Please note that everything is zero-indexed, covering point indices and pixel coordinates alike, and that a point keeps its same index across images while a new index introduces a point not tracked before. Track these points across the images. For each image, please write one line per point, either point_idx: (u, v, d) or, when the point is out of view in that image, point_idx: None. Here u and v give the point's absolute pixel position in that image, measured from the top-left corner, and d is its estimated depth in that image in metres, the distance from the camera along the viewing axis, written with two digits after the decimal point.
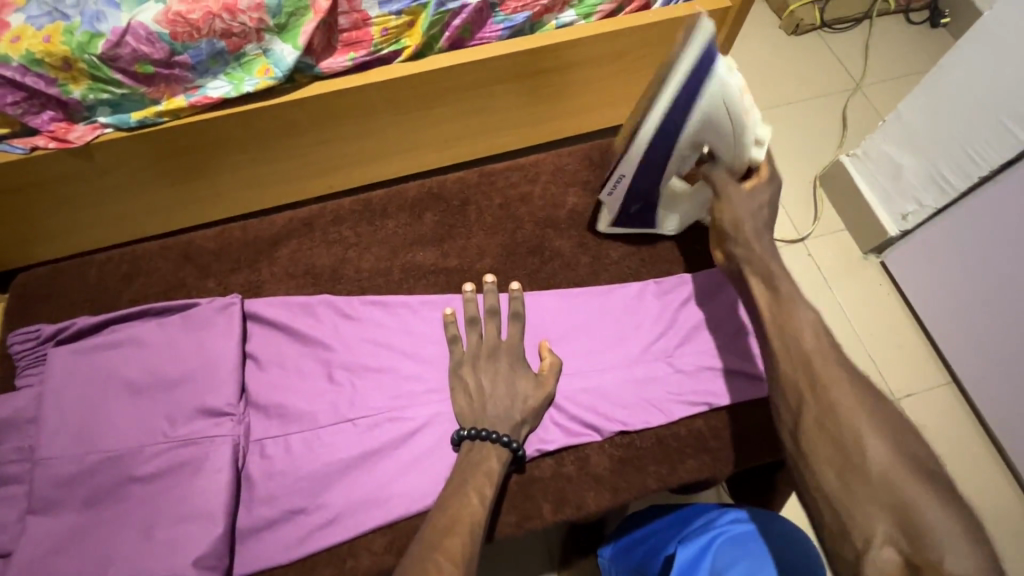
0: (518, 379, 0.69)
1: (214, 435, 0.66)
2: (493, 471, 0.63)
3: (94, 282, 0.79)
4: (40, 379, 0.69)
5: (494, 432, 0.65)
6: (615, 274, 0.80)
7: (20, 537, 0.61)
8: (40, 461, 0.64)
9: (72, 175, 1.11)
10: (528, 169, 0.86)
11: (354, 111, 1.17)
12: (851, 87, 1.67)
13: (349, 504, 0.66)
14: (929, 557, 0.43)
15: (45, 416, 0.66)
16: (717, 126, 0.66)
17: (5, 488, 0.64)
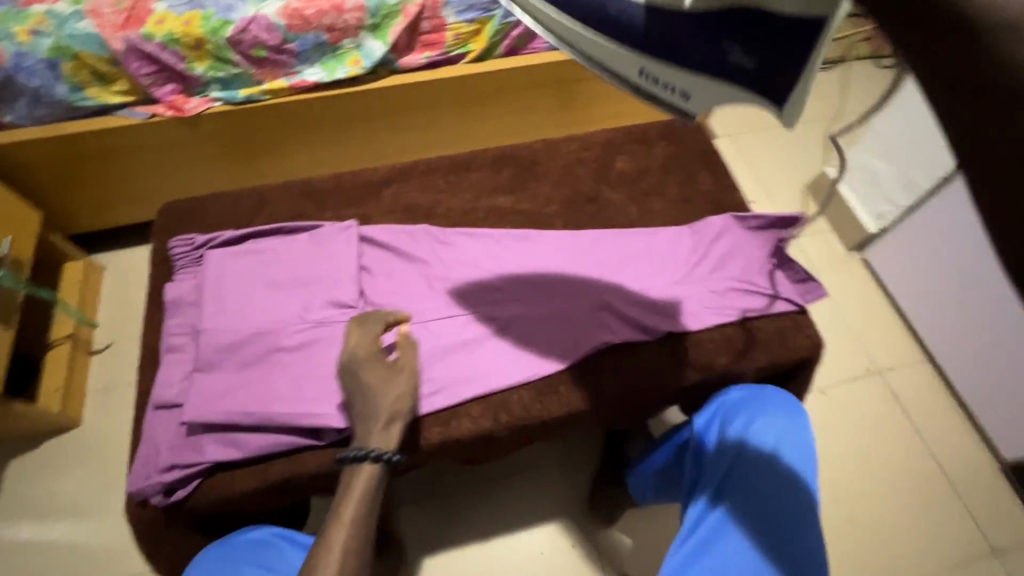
0: (387, 374, 0.75)
1: (343, 318, 0.82)
2: (369, 489, 0.66)
3: (230, 208, 0.95)
4: (199, 273, 0.84)
5: (363, 453, 0.67)
6: (657, 220, 0.99)
7: (188, 388, 0.75)
8: (203, 331, 0.78)
9: (178, 141, 1.28)
10: (584, 140, 1.07)
11: (418, 104, 1.37)
12: (833, 115, 1.97)
13: (452, 378, 0.81)
14: None
15: (205, 299, 0.81)
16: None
17: (171, 353, 0.79)
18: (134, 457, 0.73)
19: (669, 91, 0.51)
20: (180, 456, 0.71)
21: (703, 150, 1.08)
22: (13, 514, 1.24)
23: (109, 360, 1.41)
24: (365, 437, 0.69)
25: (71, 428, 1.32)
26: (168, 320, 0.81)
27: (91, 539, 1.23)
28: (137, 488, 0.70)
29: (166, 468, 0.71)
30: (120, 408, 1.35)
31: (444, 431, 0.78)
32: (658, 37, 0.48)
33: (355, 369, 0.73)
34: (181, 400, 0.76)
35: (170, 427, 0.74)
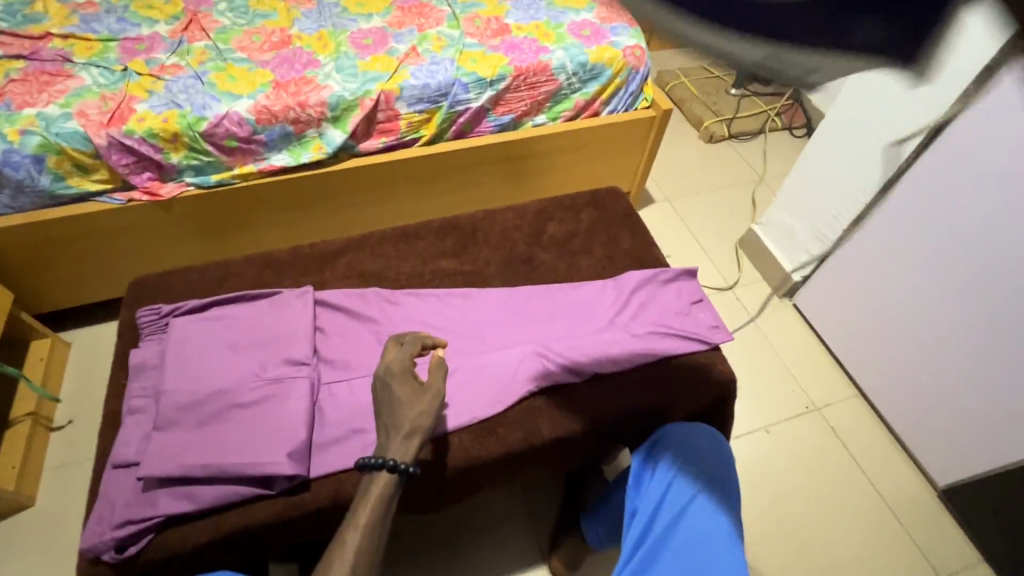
0: (414, 391, 0.83)
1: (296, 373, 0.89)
2: (383, 498, 0.73)
3: (195, 280, 1.04)
4: (163, 338, 0.91)
5: (384, 460, 0.75)
6: (585, 276, 1.12)
7: (147, 447, 0.80)
8: (164, 392, 0.85)
9: (152, 222, 1.39)
10: (519, 209, 1.21)
11: (377, 182, 1.52)
12: (756, 179, 2.23)
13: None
14: None
15: (167, 362, 0.88)
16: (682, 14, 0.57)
17: (132, 415, 0.84)
18: (89, 516, 0.76)
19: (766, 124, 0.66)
20: (134, 513, 0.75)
21: (624, 213, 1.23)
22: None
23: (69, 437, 1.41)
24: (386, 448, 0.77)
25: (23, 508, 1.30)
26: (131, 383, 0.87)
27: None
28: (89, 546, 0.73)
29: (120, 524, 0.75)
30: (78, 485, 1.35)
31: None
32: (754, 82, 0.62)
33: (387, 383, 0.83)
34: (139, 458, 0.80)
35: (126, 485, 0.78)
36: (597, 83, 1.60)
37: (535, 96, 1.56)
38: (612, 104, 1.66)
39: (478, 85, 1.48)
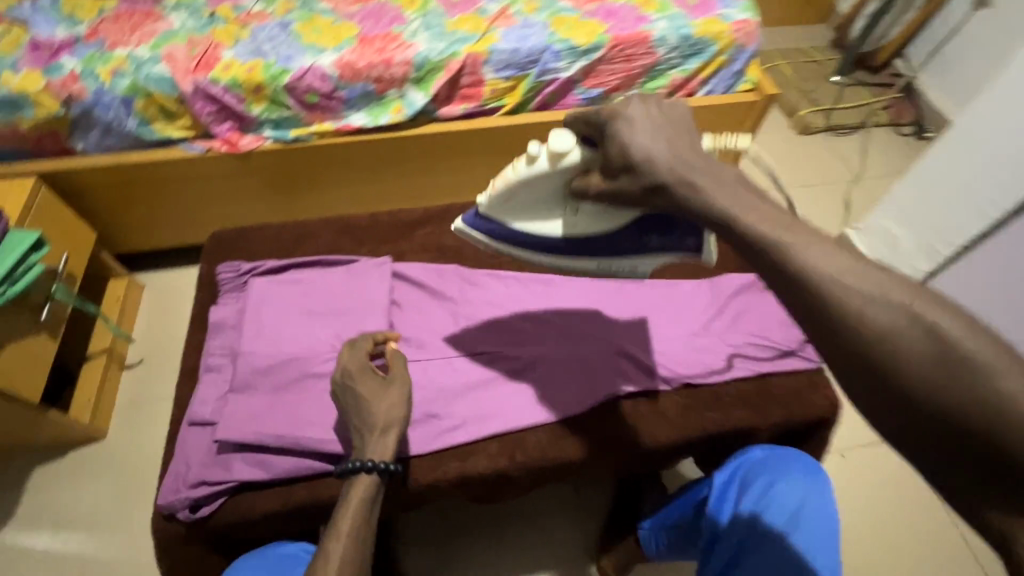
0: (380, 385, 0.76)
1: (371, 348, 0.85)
2: (367, 500, 0.67)
3: (274, 239, 1.01)
4: (242, 297, 0.89)
5: (364, 461, 0.69)
6: (679, 273, 1.02)
7: (223, 408, 0.79)
8: (241, 354, 0.83)
9: (229, 173, 1.38)
10: None
11: (452, 150, 1.46)
12: (852, 178, 2.02)
13: (471, 415, 0.83)
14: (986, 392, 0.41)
15: (246, 323, 0.86)
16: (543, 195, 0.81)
17: (209, 373, 0.83)
18: (166, 471, 0.76)
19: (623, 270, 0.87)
20: (209, 474, 0.74)
21: None
22: (30, 522, 1.26)
23: (139, 376, 1.46)
24: (363, 449, 0.71)
25: (96, 440, 1.36)
26: (210, 341, 0.86)
27: (102, 554, 1.25)
28: (166, 503, 0.73)
29: (195, 484, 0.74)
30: (147, 423, 1.40)
31: (462, 467, 0.80)
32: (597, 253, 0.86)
33: (349, 385, 0.75)
34: (215, 418, 0.79)
35: (202, 444, 0.77)
36: (698, 60, 1.46)
37: (630, 69, 1.44)
38: (711, 84, 1.52)
39: (570, 53, 1.38)
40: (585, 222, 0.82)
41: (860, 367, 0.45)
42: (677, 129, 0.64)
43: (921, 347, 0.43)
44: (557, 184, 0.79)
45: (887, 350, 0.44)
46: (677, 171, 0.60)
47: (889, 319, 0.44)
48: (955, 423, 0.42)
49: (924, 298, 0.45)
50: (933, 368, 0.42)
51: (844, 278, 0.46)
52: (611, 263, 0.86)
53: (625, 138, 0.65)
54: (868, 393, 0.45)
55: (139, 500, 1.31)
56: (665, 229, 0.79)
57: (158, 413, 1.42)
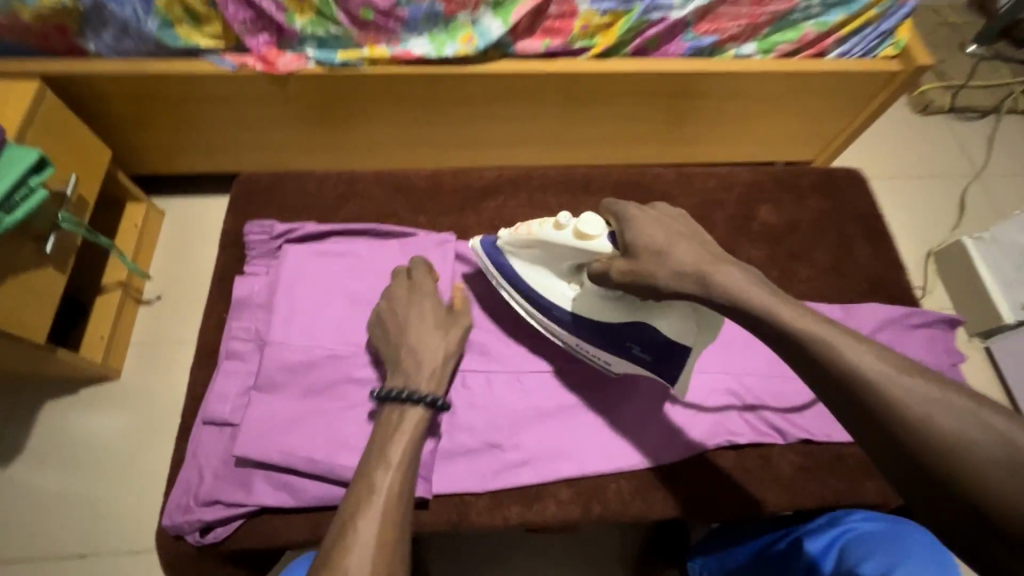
0: (433, 316, 0.68)
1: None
2: (416, 432, 0.59)
3: (314, 195, 0.84)
4: (274, 269, 0.73)
5: (411, 392, 0.61)
6: (804, 293, 0.83)
7: (245, 410, 0.65)
8: (270, 344, 0.67)
9: (263, 97, 1.17)
10: (723, 178, 0.90)
11: (525, 95, 1.22)
12: (972, 174, 1.71)
13: (539, 451, 0.77)
14: None
15: (276, 304, 0.70)
16: (555, 258, 0.75)
17: (229, 362, 0.68)
18: (173, 481, 0.64)
19: (604, 362, 0.80)
20: (225, 493, 0.62)
21: (865, 211, 0.90)
22: (37, 459, 1.19)
23: (156, 313, 1.34)
24: (404, 377, 0.63)
25: (108, 378, 1.26)
26: (233, 322, 0.71)
27: (110, 500, 1.17)
28: (173, 523, 0.61)
29: (207, 502, 0.62)
30: (164, 366, 1.29)
31: (525, 508, 0.75)
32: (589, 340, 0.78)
33: (400, 305, 0.69)
34: (236, 419, 0.66)
35: (218, 450, 0.64)
36: (842, 12, 1.18)
37: (755, 15, 1.16)
38: (849, 44, 1.23)
39: None
40: (582, 304, 0.76)
41: (924, 473, 0.50)
42: (701, 238, 0.67)
43: (987, 447, 0.48)
44: (574, 257, 0.74)
45: (952, 454, 0.49)
46: (707, 269, 0.63)
47: (943, 424, 0.50)
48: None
49: (972, 399, 0.51)
50: (1003, 472, 0.47)
51: (892, 388, 0.52)
52: (588, 348, 0.79)
53: (650, 235, 0.66)
54: (933, 493, 0.50)
55: (150, 447, 1.22)
56: (647, 346, 0.74)
57: (175, 356, 1.31)
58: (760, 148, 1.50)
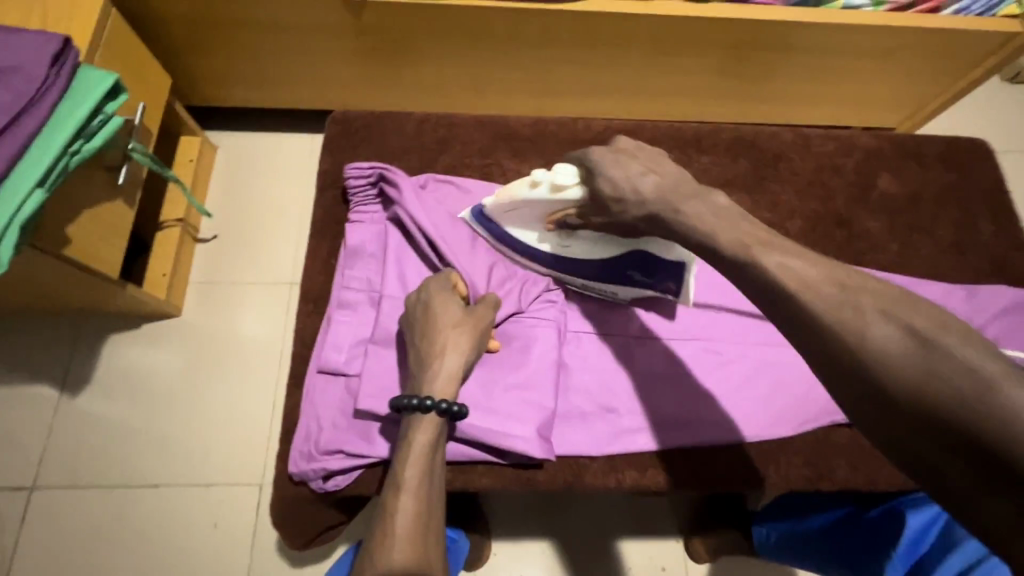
0: (459, 317, 0.67)
1: (538, 319, 0.78)
2: (429, 446, 0.59)
3: (413, 138, 0.86)
4: (380, 219, 0.79)
5: (422, 399, 0.60)
6: (920, 270, 0.83)
7: (363, 362, 0.69)
8: (386, 296, 0.73)
9: (332, 27, 1.09)
10: (843, 141, 0.89)
11: (610, 36, 1.13)
12: None
13: (654, 419, 0.78)
14: (938, 372, 0.45)
15: (387, 257, 0.75)
16: (535, 218, 0.77)
17: (343, 311, 0.73)
18: (295, 426, 0.69)
19: (609, 294, 0.82)
20: (346, 443, 0.66)
21: (991, 187, 0.88)
22: (104, 387, 1.20)
23: (215, 250, 1.32)
24: (422, 386, 0.62)
25: (171, 315, 1.25)
26: (347, 270, 0.75)
27: (177, 436, 1.19)
28: (298, 471, 0.67)
29: (329, 452, 0.66)
30: (229, 305, 1.28)
31: (641, 475, 0.76)
32: (591, 283, 0.80)
33: (427, 304, 0.67)
34: (351, 369, 0.70)
35: (335, 400, 0.69)
36: None
37: None
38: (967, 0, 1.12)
39: None
40: (577, 246, 0.78)
41: (849, 375, 0.49)
42: (663, 170, 0.69)
43: (899, 342, 0.47)
44: (550, 214, 0.76)
45: (862, 352, 0.48)
46: (669, 199, 0.65)
47: (859, 326, 0.49)
48: (944, 419, 0.44)
49: (894, 302, 0.50)
50: (911, 370, 0.46)
51: (803, 292, 0.52)
52: (594, 287, 0.81)
53: (613, 177, 0.68)
54: (848, 389, 0.49)
55: (214, 387, 1.23)
56: (650, 270, 0.78)
57: (245, 295, 1.30)
58: (843, 110, 1.40)
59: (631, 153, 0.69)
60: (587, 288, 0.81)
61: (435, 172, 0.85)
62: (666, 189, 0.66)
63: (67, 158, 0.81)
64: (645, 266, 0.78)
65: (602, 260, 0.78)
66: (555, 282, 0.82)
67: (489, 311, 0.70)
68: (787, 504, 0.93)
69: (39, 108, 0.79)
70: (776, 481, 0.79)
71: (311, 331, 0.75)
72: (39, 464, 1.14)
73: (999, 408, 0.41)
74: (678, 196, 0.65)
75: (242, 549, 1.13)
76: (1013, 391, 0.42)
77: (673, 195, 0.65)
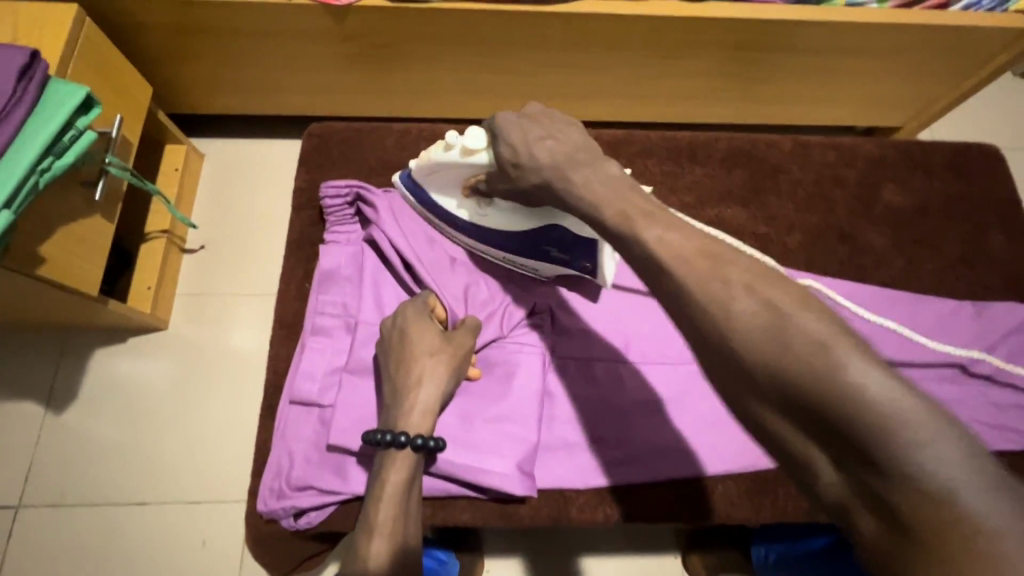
0: (436, 344, 0.64)
1: (522, 345, 0.74)
2: (404, 483, 0.56)
3: (394, 152, 0.83)
4: (358, 240, 0.76)
5: (395, 434, 0.57)
6: (926, 287, 0.79)
7: (338, 394, 0.67)
8: (362, 323, 0.70)
9: (314, 33, 1.06)
10: (844, 150, 0.85)
11: (603, 39, 1.09)
12: None
13: (643, 449, 0.75)
14: (797, 350, 0.44)
15: (364, 282, 0.72)
16: (452, 182, 0.73)
17: (317, 338, 0.70)
18: (266, 460, 0.66)
19: (531, 271, 0.78)
20: (318, 479, 0.64)
21: (1002, 196, 0.84)
22: (88, 405, 1.18)
23: (200, 263, 1.29)
24: (397, 421, 0.60)
25: (156, 329, 1.23)
26: (322, 295, 0.72)
27: (162, 452, 1.17)
28: (269, 509, 0.64)
29: (300, 488, 0.64)
30: (214, 320, 1.26)
31: (628, 507, 0.73)
32: (510, 259, 0.77)
33: (403, 332, 0.64)
34: (325, 400, 0.67)
35: (308, 433, 0.66)
36: None
37: None
38: None
39: None
40: (495, 218, 0.73)
41: (716, 354, 0.48)
42: (567, 134, 0.62)
43: (760, 320, 0.46)
44: (467, 179, 0.71)
45: (727, 329, 0.47)
46: (562, 165, 0.60)
47: (724, 302, 0.48)
48: (801, 399, 0.44)
49: (756, 276, 0.49)
50: (769, 347, 0.45)
51: (678, 270, 0.50)
52: (514, 262, 0.77)
53: (512, 140, 0.63)
54: (714, 365, 0.49)
55: (199, 403, 1.20)
56: (564, 246, 0.73)
57: (230, 310, 1.27)
58: (847, 110, 1.35)
59: (536, 116, 0.64)
60: (507, 263, 0.78)
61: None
62: (563, 156, 0.60)
63: (37, 176, 0.78)
64: (559, 243, 0.73)
65: (517, 235, 0.74)
66: (480, 254, 0.79)
67: (468, 333, 0.67)
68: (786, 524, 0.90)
69: (4, 126, 0.76)
70: (772, 510, 0.75)
71: (285, 357, 0.72)
72: (24, 482, 1.13)
73: (850, 388, 0.42)
74: (570, 162, 0.60)
75: (228, 569, 1.11)
76: (865, 369, 0.42)
77: (568, 161, 0.60)
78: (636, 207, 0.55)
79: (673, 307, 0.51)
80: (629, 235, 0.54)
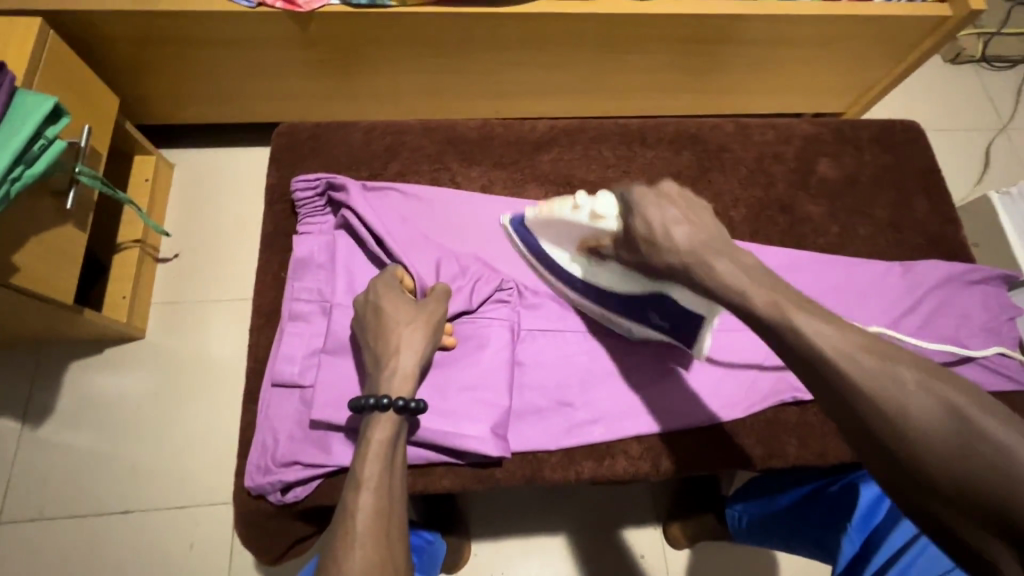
0: (410, 314, 0.68)
1: (492, 319, 0.79)
2: (388, 442, 0.60)
3: (361, 147, 0.86)
4: (330, 229, 0.80)
5: (377, 397, 0.61)
6: (859, 250, 0.87)
7: (317, 373, 0.70)
8: (337, 306, 0.73)
9: (278, 40, 1.09)
10: (782, 130, 0.92)
11: (559, 37, 1.14)
12: (997, 127, 1.64)
13: (609, 410, 0.80)
14: (976, 451, 0.46)
15: (336, 267, 0.76)
16: (566, 239, 0.80)
17: (295, 323, 0.73)
18: (251, 441, 0.69)
19: (625, 330, 0.82)
20: (302, 454, 0.67)
21: (924, 166, 0.92)
22: (66, 418, 1.18)
23: (175, 270, 1.30)
24: (379, 386, 0.63)
25: (134, 338, 1.24)
26: (297, 282, 0.76)
27: (145, 460, 1.17)
28: (256, 485, 0.67)
29: (286, 463, 0.67)
30: (191, 325, 1.27)
31: (598, 466, 0.78)
32: (610, 318, 0.82)
33: (377, 306, 0.68)
34: (306, 380, 0.71)
35: (290, 412, 0.70)
36: None
37: None
38: None
39: None
40: (604, 277, 0.79)
41: (886, 447, 0.51)
42: (701, 220, 0.67)
43: (936, 420, 0.48)
44: (585, 240, 0.78)
45: (902, 426, 0.50)
46: (700, 252, 0.64)
47: (898, 399, 0.50)
48: (984, 500, 0.46)
49: (928, 372, 0.51)
50: (947, 446, 0.47)
51: (847, 366, 0.52)
52: (611, 318, 0.82)
53: (649, 217, 0.67)
54: (882, 453, 0.52)
55: (181, 409, 1.21)
56: (665, 313, 0.76)
57: (207, 314, 1.28)
58: (793, 97, 1.44)
59: (671, 196, 0.69)
60: (603, 318, 0.82)
61: (385, 180, 0.86)
62: (704, 245, 0.64)
63: (8, 185, 0.79)
64: (662, 312, 0.77)
65: (626, 296, 0.78)
66: (579, 306, 0.84)
67: (440, 303, 0.71)
68: (761, 479, 0.96)
69: None
70: (732, 463, 0.81)
71: (264, 344, 0.75)
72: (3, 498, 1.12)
73: None
74: (706, 253, 0.63)
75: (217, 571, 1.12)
76: None
77: (703, 251, 0.64)
78: (781, 296, 0.58)
79: (837, 399, 0.54)
80: (790, 327, 0.56)
